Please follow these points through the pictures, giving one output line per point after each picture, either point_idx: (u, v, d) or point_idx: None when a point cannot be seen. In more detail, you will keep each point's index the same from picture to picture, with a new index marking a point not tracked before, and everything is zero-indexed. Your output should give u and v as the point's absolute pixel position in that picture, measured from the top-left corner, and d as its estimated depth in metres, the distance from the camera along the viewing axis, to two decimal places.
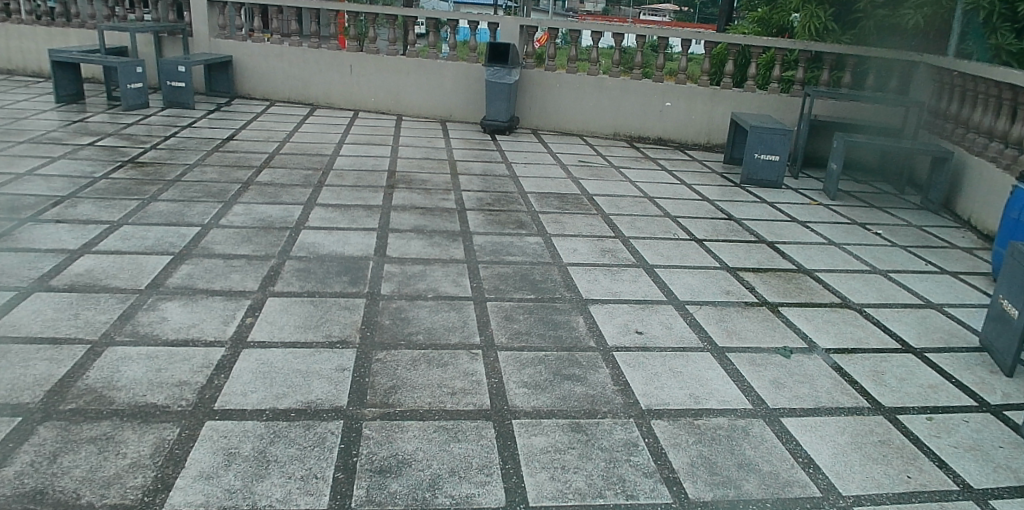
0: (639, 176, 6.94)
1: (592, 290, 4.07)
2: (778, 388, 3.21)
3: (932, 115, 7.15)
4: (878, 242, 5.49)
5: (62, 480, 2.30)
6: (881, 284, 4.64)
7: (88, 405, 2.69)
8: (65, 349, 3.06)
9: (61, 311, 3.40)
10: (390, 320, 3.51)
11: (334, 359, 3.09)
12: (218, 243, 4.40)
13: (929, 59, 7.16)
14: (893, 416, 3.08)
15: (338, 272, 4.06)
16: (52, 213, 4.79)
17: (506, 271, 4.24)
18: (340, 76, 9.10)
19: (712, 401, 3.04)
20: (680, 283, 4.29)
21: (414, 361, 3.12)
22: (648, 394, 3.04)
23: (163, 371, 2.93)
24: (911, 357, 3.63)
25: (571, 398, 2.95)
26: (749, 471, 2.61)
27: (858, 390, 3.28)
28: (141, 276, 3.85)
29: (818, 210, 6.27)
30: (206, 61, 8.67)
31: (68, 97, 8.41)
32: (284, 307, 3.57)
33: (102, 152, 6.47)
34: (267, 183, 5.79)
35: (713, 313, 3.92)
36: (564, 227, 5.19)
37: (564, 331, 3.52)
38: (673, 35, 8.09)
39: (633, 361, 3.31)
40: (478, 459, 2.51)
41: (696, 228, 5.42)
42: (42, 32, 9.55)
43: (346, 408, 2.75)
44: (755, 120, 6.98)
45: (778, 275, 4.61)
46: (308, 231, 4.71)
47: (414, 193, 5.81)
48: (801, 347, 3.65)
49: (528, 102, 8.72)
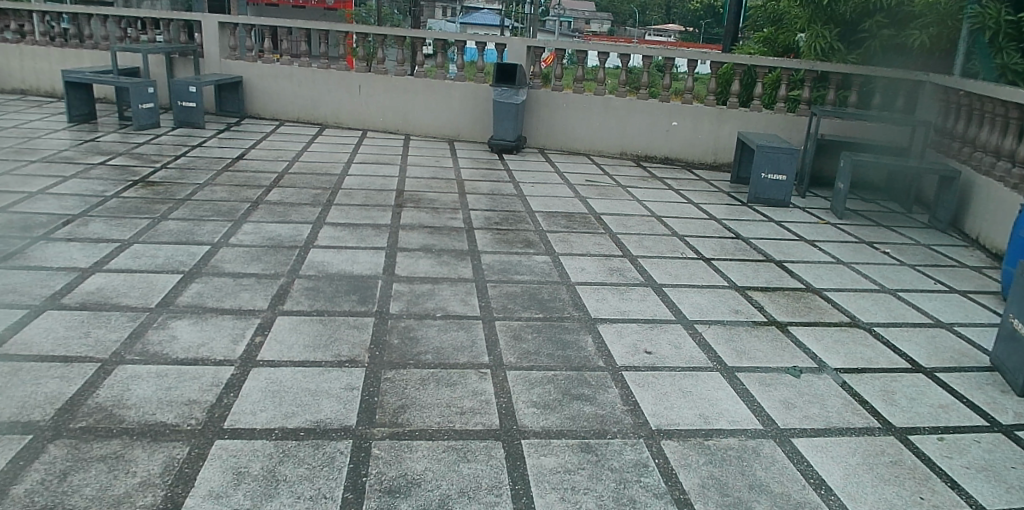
0: (647, 196, 6.95)
1: (600, 309, 4.07)
2: (788, 408, 3.20)
3: (939, 134, 7.16)
4: (886, 261, 5.48)
5: (73, 498, 2.30)
6: (890, 303, 4.63)
7: (98, 424, 2.69)
8: (76, 367, 3.07)
9: (72, 329, 3.42)
10: (398, 339, 3.51)
11: (343, 378, 3.10)
12: (227, 262, 4.42)
13: (935, 80, 7.19)
14: (904, 437, 3.06)
15: (347, 291, 4.07)
16: (64, 231, 4.83)
17: (514, 291, 4.24)
18: (348, 97, 9.19)
19: (722, 421, 3.03)
20: (689, 303, 4.28)
21: (422, 381, 3.12)
22: (657, 414, 3.03)
23: (173, 389, 2.94)
24: (921, 377, 3.62)
25: (579, 418, 2.94)
26: (761, 492, 2.59)
27: (869, 410, 3.26)
28: (153, 294, 3.88)
29: (826, 229, 6.26)
30: (216, 81, 8.76)
31: (80, 117, 8.50)
32: (294, 326, 3.58)
33: (113, 171, 6.53)
34: (276, 202, 5.83)
35: (722, 333, 3.91)
36: (572, 246, 5.20)
37: (572, 352, 3.51)
38: (679, 55, 8.13)
39: (642, 380, 3.30)
40: (488, 479, 2.50)
41: (704, 248, 5.42)
42: (57, 53, 9.67)
43: (355, 427, 2.75)
44: (761, 140, 6.99)
45: (786, 295, 4.60)
46: (317, 250, 4.73)
47: (422, 212, 5.84)
48: (810, 367, 3.63)
49: (535, 121, 8.77)
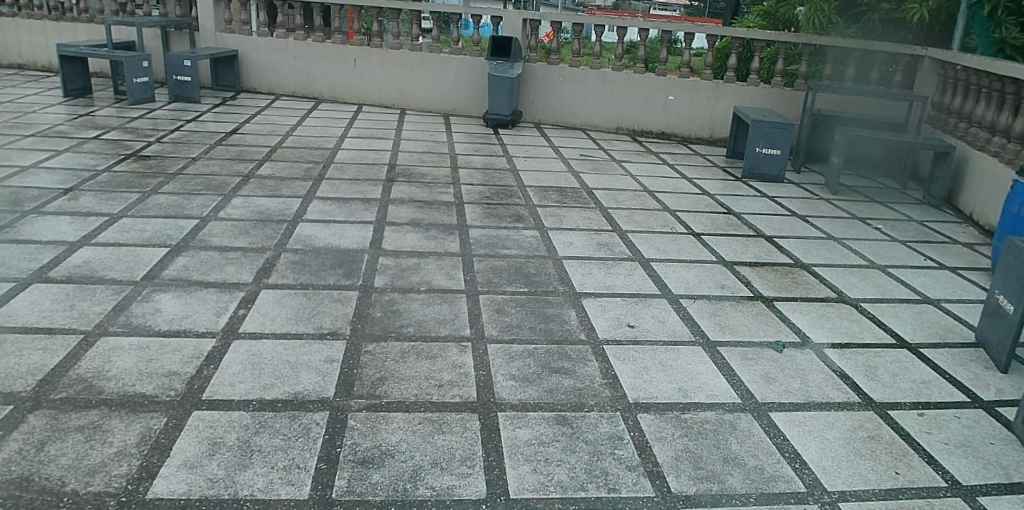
0: (641, 170, 6.92)
1: (585, 283, 4.06)
2: (768, 382, 3.21)
3: (936, 109, 7.10)
4: (877, 237, 5.47)
5: (49, 468, 2.32)
6: (879, 278, 4.62)
7: (77, 395, 2.71)
8: (59, 339, 3.09)
9: (57, 302, 3.43)
10: (381, 312, 3.52)
11: (324, 351, 3.11)
12: (215, 236, 4.42)
13: (935, 53, 7.13)
14: (883, 412, 3.09)
15: (332, 265, 4.07)
16: (54, 205, 4.84)
17: (500, 265, 4.24)
18: (343, 71, 9.13)
19: (701, 395, 3.04)
20: (675, 277, 4.27)
21: (403, 353, 3.13)
22: (635, 388, 3.03)
23: (153, 361, 2.96)
24: (905, 353, 3.63)
25: (558, 391, 2.95)
26: (734, 465, 2.61)
27: (850, 384, 3.28)
28: (139, 268, 3.88)
29: (819, 204, 6.24)
30: (212, 54, 8.71)
31: (75, 92, 8.47)
32: (277, 299, 3.59)
33: (106, 146, 6.52)
34: (267, 176, 5.81)
35: (707, 308, 3.91)
36: (563, 220, 5.18)
37: (554, 325, 3.52)
38: (676, 28, 8.06)
39: (622, 354, 3.31)
40: (461, 450, 2.52)
41: (695, 223, 5.40)
42: (52, 27, 9.61)
43: (333, 399, 2.76)
44: (756, 114, 6.95)
45: (774, 270, 4.60)
46: (305, 224, 4.73)
47: (415, 186, 5.82)
48: (793, 342, 3.64)
49: (531, 96, 8.72)
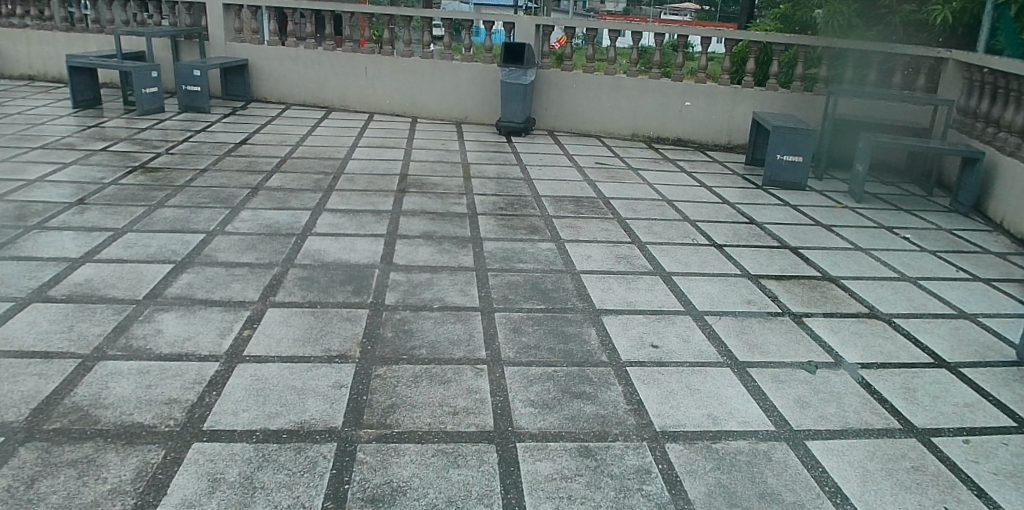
0: (658, 179, 6.74)
1: (605, 299, 3.89)
2: (802, 408, 3.02)
3: (962, 113, 6.89)
4: (906, 247, 5.26)
5: (37, 508, 2.17)
6: (910, 292, 4.42)
7: (72, 425, 2.57)
8: (55, 364, 2.95)
9: (56, 323, 3.29)
10: (392, 332, 3.35)
11: (332, 375, 2.95)
12: (221, 251, 4.28)
13: (960, 56, 6.91)
14: (927, 440, 2.89)
15: (342, 281, 3.91)
16: (58, 220, 4.72)
17: (516, 280, 4.07)
18: (354, 79, 9.01)
19: (732, 422, 2.86)
20: (699, 292, 4.09)
21: (416, 377, 2.97)
22: (662, 415, 2.86)
23: (153, 387, 2.81)
24: (945, 373, 3.43)
25: (580, 418, 2.77)
26: (771, 501, 2.42)
27: (888, 409, 3.09)
28: (141, 286, 3.75)
29: (844, 213, 6.03)
30: (222, 64, 8.62)
31: (84, 102, 8.40)
32: (284, 319, 3.44)
33: (113, 157, 6.41)
34: (276, 188, 5.68)
35: (734, 325, 3.72)
36: (579, 232, 5.01)
37: (574, 345, 3.34)
38: (693, 32, 7.88)
39: (646, 377, 3.13)
40: (477, 486, 2.35)
41: (716, 233, 5.22)
42: (62, 38, 9.56)
43: (341, 429, 2.60)
44: (777, 121, 6.75)
45: (802, 283, 4.40)
46: (314, 238, 4.58)
47: (427, 197, 5.67)
48: (826, 362, 3.44)
49: (544, 103, 8.56)
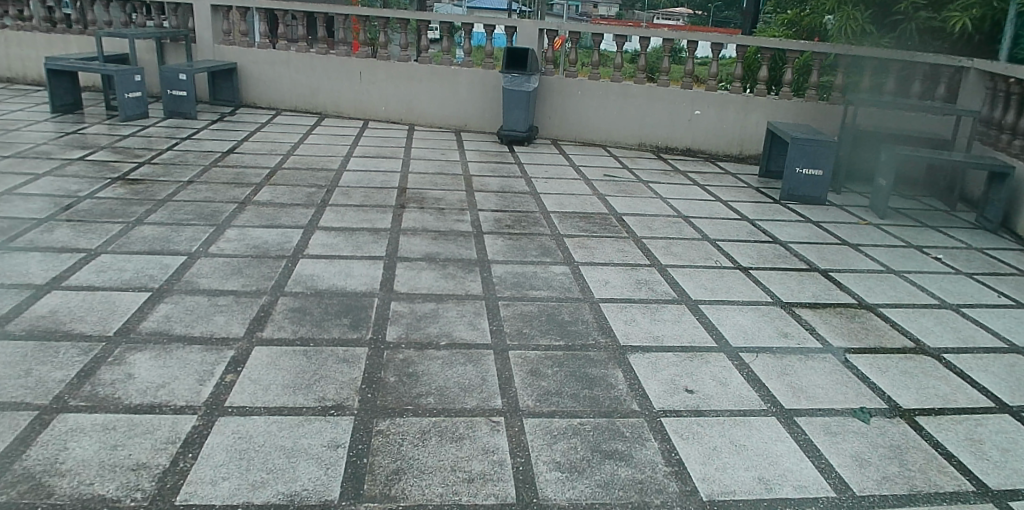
0: (671, 193, 6.38)
1: (630, 334, 3.51)
2: (862, 467, 2.66)
3: (986, 124, 6.55)
4: (940, 270, 4.91)
5: None
6: (955, 321, 4.07)
7: (19, 500, 2.17)
8: (6, 419, 2.55)
9: (11, 366, 2.90)
10: (395, 377, 2.96)
11: (326, 432, 2.56)
12: (204, 276, 3.90)
13: (982, 65, 6.56)
14: (1006, 505, 2.53)
15: (337, 313, 3.53)
16: (25, 239, 4.32)
17: (529, 310, 3.70)
18: (348, 84, 8.63)
19: (786, 487, 2.49)
20: (731, 324, 3.72)
21: (423, 434, 2.58)
22: (707, 479, 2.49)
23: (119, 449, 2.42)
24: (1010, 420, 3.07)
25: (614, 486, 2.40)
26: None
27: (956, 466, 2.73)
28: (113, 319, 3.35)
29: (869, 231, 5.68)
30: (209, 67, 8.21)
31: (63, 107, 7.98)
32: (273, 360, 3.05)
33: (91, 168, 6.00)
34: (266, 202, 5.30)
35: (774, 364, 3.35)
36: (593, 253, 4.64)
37: (600, 391, 2.97)
38: (702, 38, 7.53)
39: (685, 430, 2.75)
40: None
41: (740, 255, 4.86)
42: (43, 39, 9.14)
43: (337, 504, 2.22)
44: (796, 132, 6.40)
45: (839, 313, 4.04)
46: (306, 260, 4.20)
47: (427, 213, 5.30)
48: (879, 408, 3.08)
49: (547, 111, 8.20)
